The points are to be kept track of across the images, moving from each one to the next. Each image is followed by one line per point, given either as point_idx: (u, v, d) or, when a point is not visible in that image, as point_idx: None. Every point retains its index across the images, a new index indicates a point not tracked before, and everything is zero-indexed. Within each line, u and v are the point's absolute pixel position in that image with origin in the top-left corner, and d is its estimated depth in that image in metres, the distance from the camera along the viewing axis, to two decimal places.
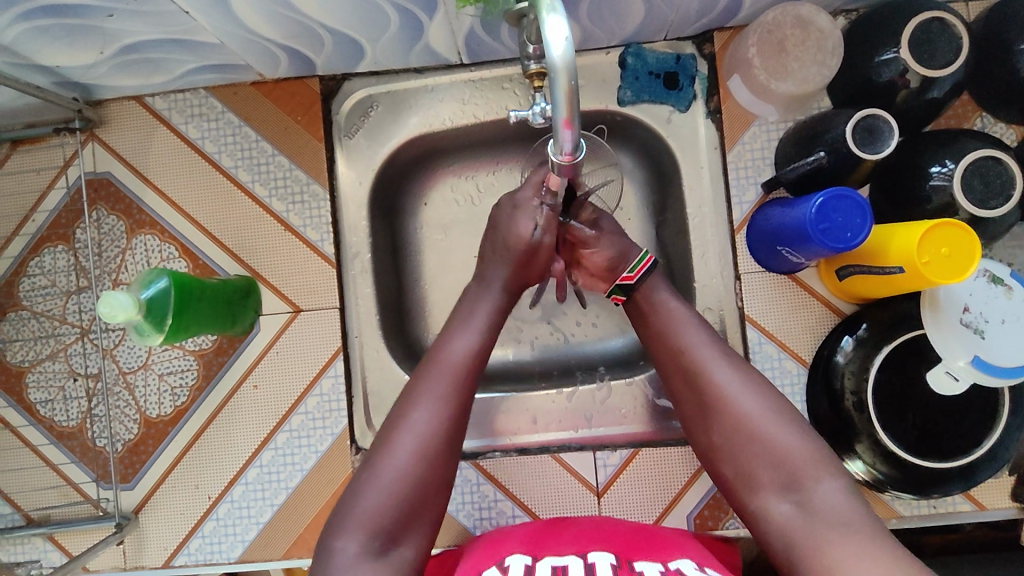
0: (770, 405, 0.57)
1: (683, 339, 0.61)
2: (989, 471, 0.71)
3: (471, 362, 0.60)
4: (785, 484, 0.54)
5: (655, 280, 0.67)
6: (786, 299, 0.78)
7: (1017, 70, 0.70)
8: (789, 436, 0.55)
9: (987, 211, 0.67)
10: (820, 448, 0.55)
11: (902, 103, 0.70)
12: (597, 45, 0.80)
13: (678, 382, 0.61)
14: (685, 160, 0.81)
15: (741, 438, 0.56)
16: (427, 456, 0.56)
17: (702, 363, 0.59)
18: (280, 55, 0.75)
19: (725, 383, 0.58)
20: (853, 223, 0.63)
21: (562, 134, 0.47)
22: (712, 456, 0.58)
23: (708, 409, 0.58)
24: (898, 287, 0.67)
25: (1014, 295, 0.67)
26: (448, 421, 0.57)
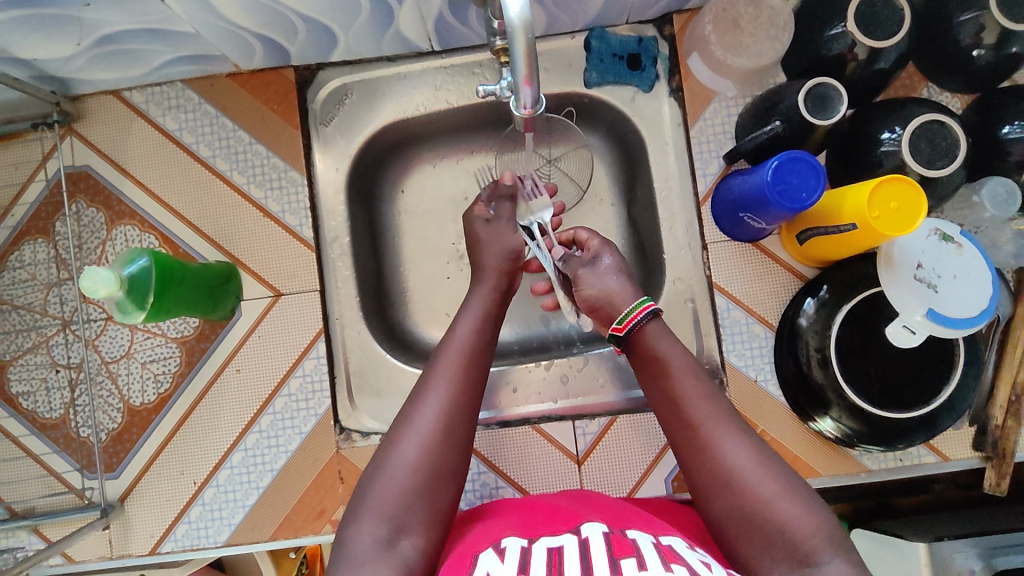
0: (785, 485, 0.54)
1: (697, 412, 0.58)
2: (949, 419, 0.74)
3: (475, 347, 0.65)
4: (798, 564, 0.51)
5: (663, 339, 0.63)
6: (752, 266, 0.81)
7: (958, 40, 0.74)
8: (804, 517, 0.52)
9: (935, 171, 0.71)
10: (827, 521, 0.52)
11: (851, 75, 0.74)
12: (563, 30, 0.84)
13: (687, 454, 0.58)
14: (650, 138, 0.85)
15: (754, 520, 0.53)
16: (439, 448, 0.58)
17: (715, 442, 0.56)
18: (254, 44, 0.77)
19: (742, 462, 0.55)
20: (808, 184, 0.67)
21: (523, 87, 0.49)
22: (722, 531, 0.55)
23: (722, 488, 0.55)
24: (853, 244, 0.70)
25: (964, 252, 0.71)
26: (458, 406, 0.61)
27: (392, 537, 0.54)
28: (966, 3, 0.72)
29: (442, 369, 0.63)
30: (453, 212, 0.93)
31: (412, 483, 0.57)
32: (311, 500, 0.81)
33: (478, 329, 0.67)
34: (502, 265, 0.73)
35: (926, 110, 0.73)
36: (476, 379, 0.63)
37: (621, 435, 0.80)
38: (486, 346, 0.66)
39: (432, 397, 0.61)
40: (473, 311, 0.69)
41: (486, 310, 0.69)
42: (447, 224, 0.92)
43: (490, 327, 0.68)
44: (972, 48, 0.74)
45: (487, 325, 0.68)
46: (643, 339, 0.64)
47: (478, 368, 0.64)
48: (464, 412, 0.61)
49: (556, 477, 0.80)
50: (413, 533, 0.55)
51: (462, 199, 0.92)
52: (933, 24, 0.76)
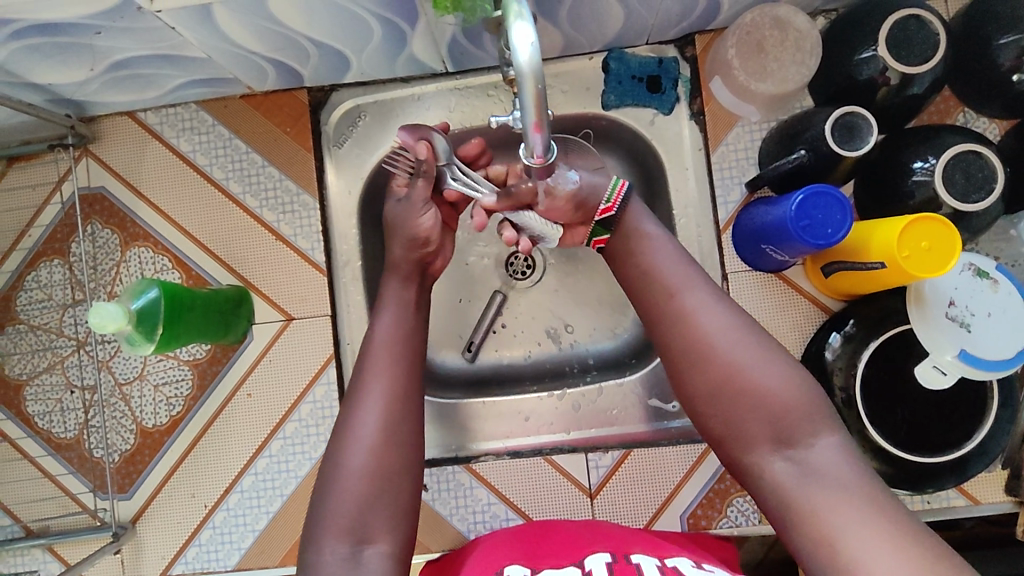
0: (759, 352, 0.57)
1: (673, 282, 0.61)
2: (980, 464, 0.71)
3: (397, 339, 0.65)
4: (778, 437, 0.54)
5: (643, 215, 0.66)
6: (774, 299, 0.78)
7: (998, 65, 0.70)
8: (782, 390, 0.55)
9: (969, 205, 0.68)
10: (803, 389, 0.56)
11: (882, 101, 0.71)
12: (580, 51, 0.81)
13: (663, 328, 0.60)
14: (670, 163, 0.82)
15: (731, 390, 0.56)
16: (383, 446, 0.60)
17: (691, 310, 0.59)
18: (267, 68, 0.76)
19: (718, 334, 0.58)
20: (833, 219, 0.64)
21: (534, 132, 0.47)
22: (694, 406, 0.59)
23: (697, 360, 0.58)
24: (881, 282, 0.67)
25: (999, 288, 0.68)
26: (391, 396, 0.62)
27: (355, 550, 0.56)
28: (1008, 27, 0.68)
29: (372, 368, 0.63)
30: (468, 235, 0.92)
31: (366, 488, 0.58)
32: None
33: (400, 321, 0.67)
34: (417, 255, 0.69)
35: (959, 139, 0.70)
36: (408, 368, 0.64)
37: (636, 469, 0.78)
38: (412, 334, 0.66)
39: (368, 395, 0.62)
40: (393, 301, 0.68)
41: (406, 297, 0.69)
42: None
43: (414, 314, 0.68)
44: (1012, 72, 0.70)
45: (409, 314, 0.67)
46: (623, 217, 0.65)
47: (407, 352, 0.65)
48: (400, 397, 0.62)
49: (567, 510, 0.78)
50: (377, 540, 0.57)
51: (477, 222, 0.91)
52: (972, 47, 0.72)
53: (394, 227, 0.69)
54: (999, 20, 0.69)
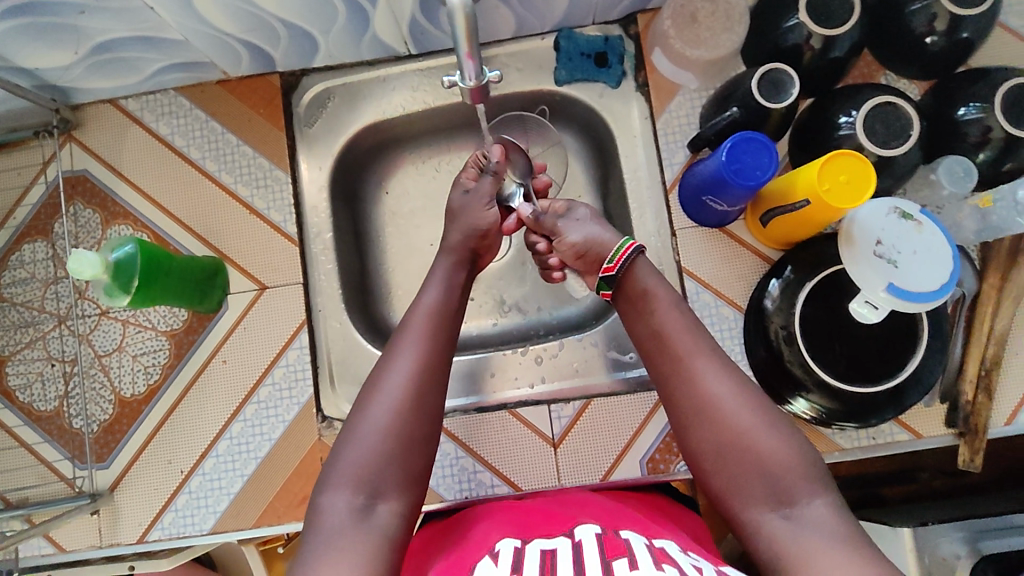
0: (764, 416, 0.59)
1: (682, 347, 0.63)
2: (917, 393, 0.75)
3: (442, 311, 0.68)
4: (776, 496, 0.57)
5: (653, 277, 0.68)
6: (720, 251, 0.83)
7: (910, 29, 0.77)
8: (779, 452, 0.58)
9: (889, 151, 0.74)
10: (803, 454, 0.58)
11: (808, 65, 0.77)
12: (533, 32, 0.88)
13: (672, 391, 0.63)
14: (620, 132, 0.88)
15: (734, 450, 0.59)
16: (409, 409, 0.60)
17: (699, 375, 0.61)
18: (241, 51, 0.82)
19: (725, 393, 0.60)
20: (761, 162, 0.69)
21: (467, 61, 0.54)
22: (698, 462, 0.61)
23: (705, 418, 0.60)
24: (810, 221, 0.72)
25: (924, 229, 0.72)
26: (426, 366, 0.63)
27: (368, 503, 0.56)
28: None
29: (412, 335, 0.65)
30: (436, 210, 0.97)
31: (386, 449, 0.59)
32: (293, 487, 0.83)
33: (443, 296, 0.70)
34: (471, 244, 0.75)
35: (879, 91, 0.76)
36: (446, 341, 0.66)
37: (596, 418, 0.82)
38: (452, 311, 0.69)
39: (403, 358, 0.63)
40: (438, 280, 0.72)
41: (452, 278, 0.73)
42: (430, 222, 0.97)
43: (455, 295, 0.71)
44: (926, 36, 0.77)
45: (453, 292, 0.71)
46: (632, 275, 0.68)
47: (444, 328, 0.67)
48: (434, 368, 0.63)
49: (532, 460, 0.81)
50: (389, 498, 0.57)
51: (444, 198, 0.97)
52: (885, 14, 0.79)
53: (455, 215, 0.77)
54: None
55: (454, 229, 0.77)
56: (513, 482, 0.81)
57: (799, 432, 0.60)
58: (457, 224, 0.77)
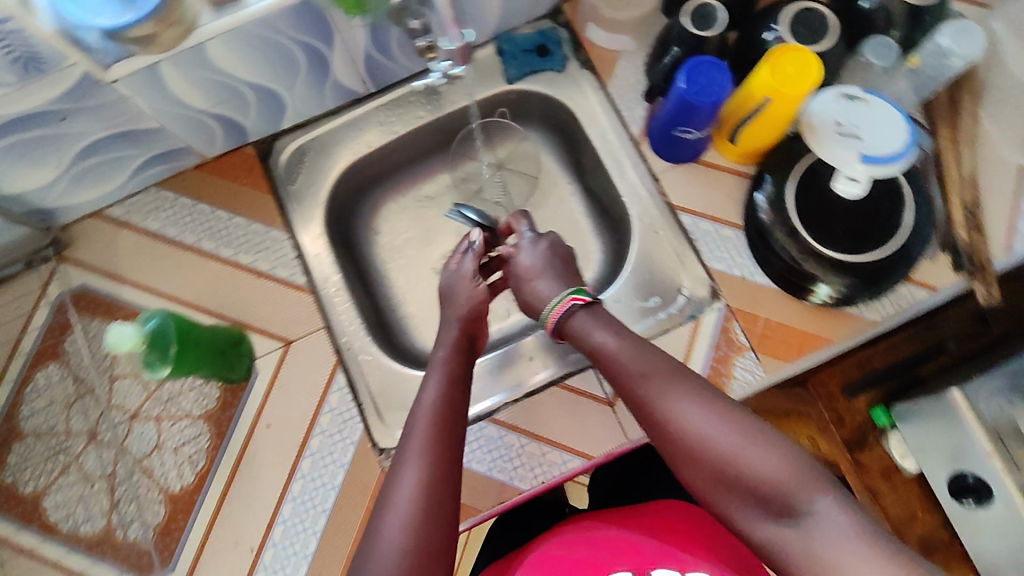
0: (747, 434, 0.54)
1: (643, 388, 0.60)
2: (921, 246, 0.80)
3: (443, 407, 0.63)
4: (785, 518, 0.51)
5: (589, 325, 0.68)
6: (703, 181, 0.89)
7: None
8: (777, 469, 0.52)
9: (818, 46, 0.82)
10: (800, 464, 0.53)
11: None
12: (474, 45, 0.96)
13: (652, 432, 0.60)
14: (578, 108, 0.95)
15: (725, 477, 0.54)
16: (421, 521, 0.53)
17: (669, 411, 0.58)
18: (213, 127, 0.86)
19: (696, 422, 0.56)
20: (716, 79, 0.78)
21: (450, 28, 0.75)
22: (703, 499, 0.56)
23: (687, 453, 0.56)
24: (774, 121, 0.79)
25: (870, 104, 0.78)
26: (436, 472, 0.56)
27: None
28: None
29: (416, 443, 0.59)
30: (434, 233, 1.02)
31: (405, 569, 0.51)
32: None
33: (444, 392, 0.65)
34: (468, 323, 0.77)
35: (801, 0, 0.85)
36: (452, 440, 0.60)
37: None
38: (456, 406, 0.64)
39: (410, 468, 0.56)
40: (438, 375, 0.67)
41: (451, 369, 0.68)
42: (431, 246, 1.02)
43: (456, 387, 0.66)
44: None
45: (454, 383, 0.66)
46: (569, 325, 0.70)
47: (449, 421, 0.62)
48: (445, 470, 0.57)
49: (597, 425, 0.81)
50: None
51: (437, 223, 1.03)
52: None
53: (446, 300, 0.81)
54: None
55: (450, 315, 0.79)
56: (584, 452, 0.81)
57: (788, 441, 0.55)
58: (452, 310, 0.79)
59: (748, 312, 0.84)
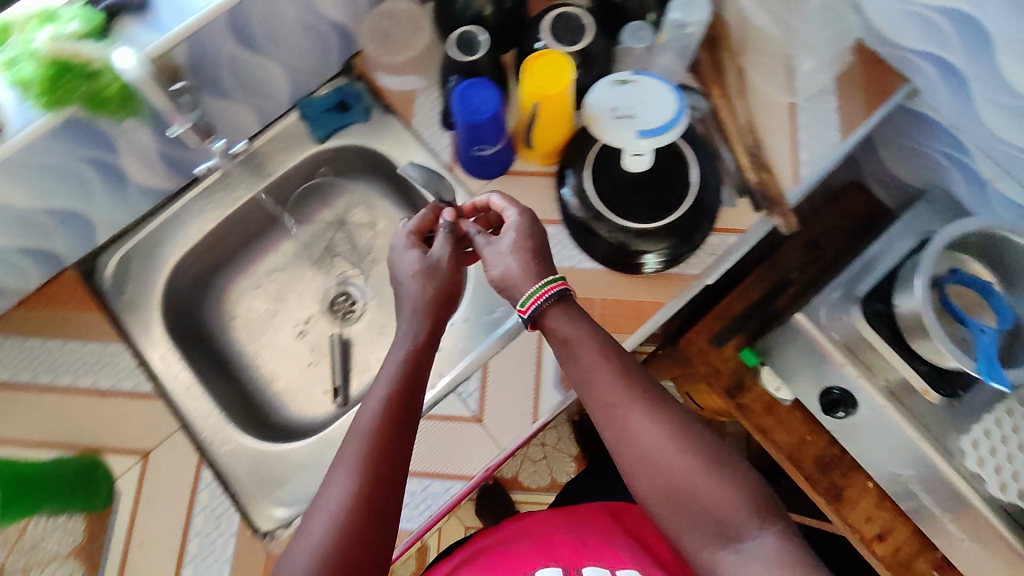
0: (704, 460, 0.63)
1: (614, 397, 0.66)
2: (714, 196, 0.88)
3: (391, 419, 0.63)
4: (725, 537, 0.61)
5: (565, 320, 0.70)
6: (517, 189, 0.93)
7: None
8: (725, 494, 0.62)
9: (582, 44, 0.89)
10: (746, 488, 0.63)
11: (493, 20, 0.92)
12: (275, 116, 0.99)
13: (610, 439, 0.66)
14: (390, 150, 0.98)
15: (678, 497, 0.63)
16: (347, 527, 0.58)
17: (630, 428, 0.65)
18: (21, 260, 0.85)
19: (654, 443, 0.64)
20: (487, 95, 0.82)
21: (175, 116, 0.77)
22: (650, 507, 0.65)
23: (645, 469, 0.64)
24: (552, 119, 0.84)
25: (640, 83, 0.85)
26: (369, 485, 0.60)
27: None
28: None
29: (350, 449, 0.62)
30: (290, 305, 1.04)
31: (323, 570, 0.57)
32: None
33: (386, 401, 0.64)
34: (434, 312, 0.72)
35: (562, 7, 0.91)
36: (396, 452, 0.62)
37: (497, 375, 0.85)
38: (406, 416, 0.65)
39: (340, 477, 0.60)
40: (389, 372, 0.67)
41: (404, 362, 0.68)
42: (290, 319, 1.04)
43: (406, 392, 0.66)
44: None
45: (410, 380, 0.67)
46: (545, 318, 0.70)
47: (407, 403, 0.65)
48: (384, 480, 0.61)
49: (468, 446, 0.82)
50: None
51: (291, 297, 1.04)
52: None
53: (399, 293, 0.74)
54: None
55: (417, 289, 0.72)
56: (461, 475, 0.81)
57: (742, 470, 0.64)
58: (410, 289, 0.72)
59: (584, 298, 0.88)
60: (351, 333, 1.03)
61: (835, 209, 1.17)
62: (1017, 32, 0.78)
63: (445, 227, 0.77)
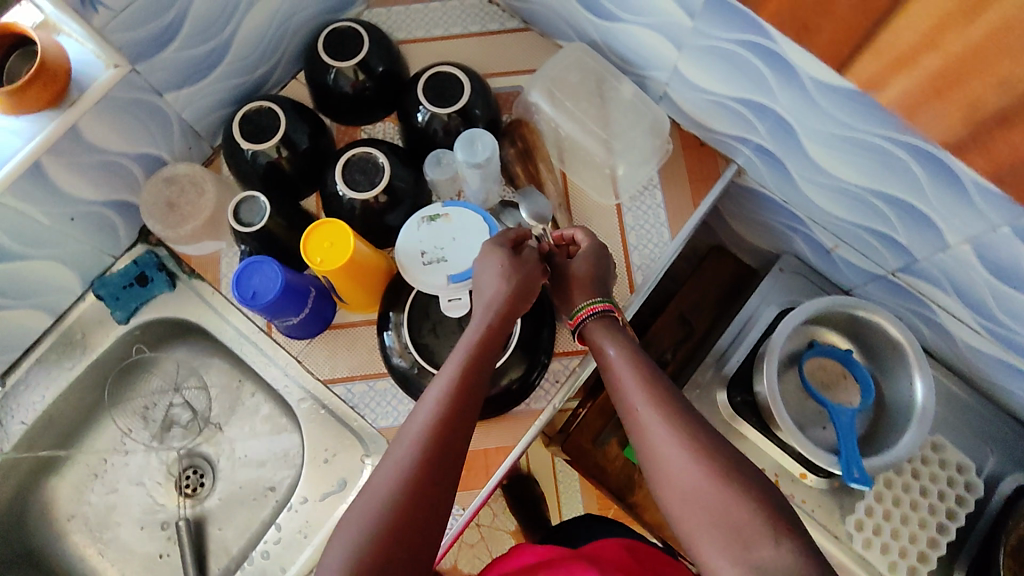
0: (716, 473, 0.58)
1: (638, 401, 0.64)
2: (546, 327, 0.84)
3: (457, 397, 0.64)
4: (747, 557, 0.54)
5: (604, 337, 0.71)
6: (343, 345, 0.87)
7: (340, 92, 0.89)
8: (745, 508, 0.56)
9: (381, 183, 0.82)
10: (770, 505, 0.56)
11: (292, 167, 0.87)
12: (69, 301, 0.90)
13: (640, 447, 0.63)
14: (206, 320, 0.91)
15: (701, 506, 0.57)
16: (372, 537, 0.57)
17: (652, 439, 0.62)
18: None
19: (669, 456, 0.60)
20: (268, 274, 0.75)
21: None
22: (675, 527, 0.59)
23: (663, 482, 0.60)
24: (349, 280, 0.78)
25: (450, 219, 0.81)
26: (406, 490, 0.59)
27: None
28: (322, 69, 0.87)
29: (396, 448, 0.62)
30: (132, 495, 0.97)
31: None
32: None
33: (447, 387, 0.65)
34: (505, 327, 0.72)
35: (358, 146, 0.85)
36: (439, 455, 0.61)
37: None
38: (468, 398, 0.65)
39: (379, 474, 0.61)
40: (466, 338, 0.69)
41: (492, 325, 0.70)
42: (135, 508, 0.97)
43: (466, 383, 0.66)
44: (355, 89, 0.89)
45: (477, 366, 0.67)
46: (591, 333, 0.73)
47: (474, 373, 0.67)
48: (403, 513, 0.58)
49: None
50: None
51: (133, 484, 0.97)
52: (320, 92, 0.90)
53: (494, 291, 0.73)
54: (317, 70, 0.88)
55: (492, 298, 0.72)
56: None
57: (766, 487, 0.58)
58: (486, 285, 0.73)
59: None
60: (205, 511, 0.97)
61: (702, 277, 1.14)
62: (811, 124, 0.74)
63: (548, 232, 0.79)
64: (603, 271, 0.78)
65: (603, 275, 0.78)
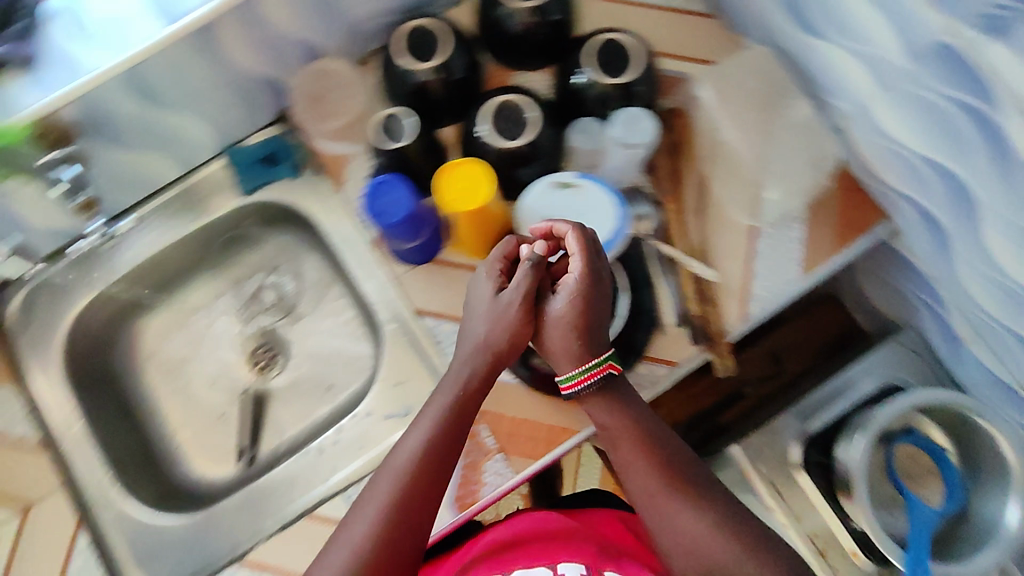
0: (712, 523, 0.68)
1: (651, 470, 0.71)
2: (644, 329, 0.81)
3: (468, 403, 0.72)
4: None
5: (624, 387, 0.74)
6: (442, 278, 0.86)
7: (505, 32, 0.86)
8: (729, 551, 0.67)
9: (521, 139, 0.80)
10: (754, 546, 0.67)
11: (438, 94, 0.84)
12: (198, 163, 0.95)
13: (650, 506, 0.71)
14: (318, 215, 0.93)
15: (695, 555, 0.67)
16: (381, 527, 0.67)
17: (659, 501, 0.70)
18: None
19: (677, 516, 0.69)
20: (399, 197, 0.78)
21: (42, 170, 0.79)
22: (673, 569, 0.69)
23: (666, 530, 0.69)
24: (472, 225, 0.78)
25: (583, 192, 0.78)
26: (410, 490, 0.69)
27: None
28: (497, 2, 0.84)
29: (400, 464, 0.70)
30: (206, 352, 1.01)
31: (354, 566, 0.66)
32: None
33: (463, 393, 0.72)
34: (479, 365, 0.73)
35: (510, 93, 0.83)
36: (439, 463, 0.70)
37: None
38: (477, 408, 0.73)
39: (390, 478, 0.70)
40: (494, 343, 0.73)
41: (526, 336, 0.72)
42: (204, 368, 1.01)
43: (480, 389, 0.73)
44: (523, 32, 0.86)
45: (496, 371, 0.73)
46: (597, 394, 0.73)
47: (484, 387, 0.74)
48: (405, 506, 0.68)
49: None
50: None
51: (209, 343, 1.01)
52: (487, 27, 0.88)
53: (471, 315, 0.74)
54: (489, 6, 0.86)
55: (475, 335, 0.73)
56: None
57: (748, 527, 0.68)
58: (487, 311, 0.73)
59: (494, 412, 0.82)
60: (270, 389, 1.00)
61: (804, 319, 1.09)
62: (1001, 209, 0.66)
63: (530, 259, 0.71)
64: (597, 313, 0.71)
65: (597, 318, 0.71)
